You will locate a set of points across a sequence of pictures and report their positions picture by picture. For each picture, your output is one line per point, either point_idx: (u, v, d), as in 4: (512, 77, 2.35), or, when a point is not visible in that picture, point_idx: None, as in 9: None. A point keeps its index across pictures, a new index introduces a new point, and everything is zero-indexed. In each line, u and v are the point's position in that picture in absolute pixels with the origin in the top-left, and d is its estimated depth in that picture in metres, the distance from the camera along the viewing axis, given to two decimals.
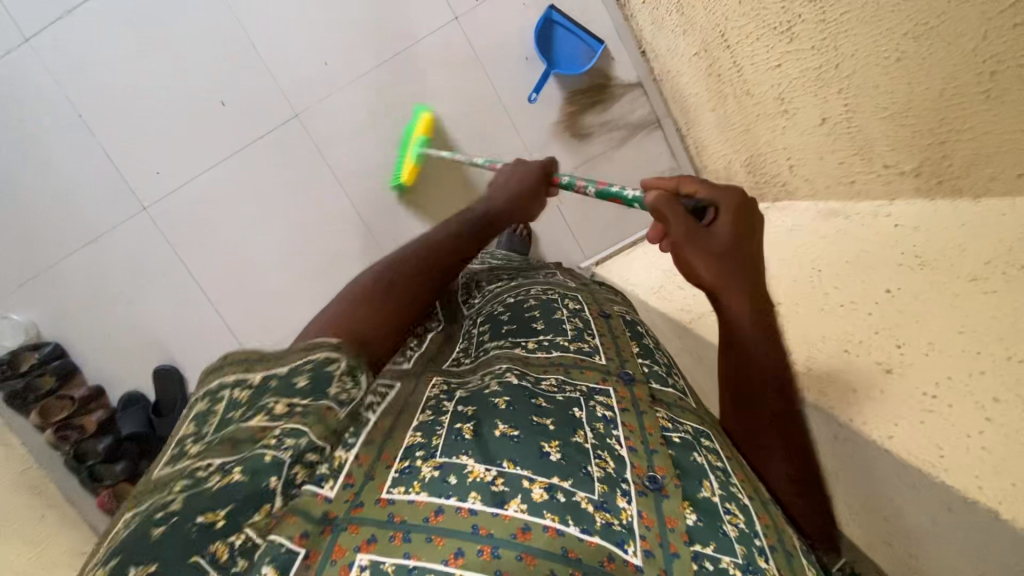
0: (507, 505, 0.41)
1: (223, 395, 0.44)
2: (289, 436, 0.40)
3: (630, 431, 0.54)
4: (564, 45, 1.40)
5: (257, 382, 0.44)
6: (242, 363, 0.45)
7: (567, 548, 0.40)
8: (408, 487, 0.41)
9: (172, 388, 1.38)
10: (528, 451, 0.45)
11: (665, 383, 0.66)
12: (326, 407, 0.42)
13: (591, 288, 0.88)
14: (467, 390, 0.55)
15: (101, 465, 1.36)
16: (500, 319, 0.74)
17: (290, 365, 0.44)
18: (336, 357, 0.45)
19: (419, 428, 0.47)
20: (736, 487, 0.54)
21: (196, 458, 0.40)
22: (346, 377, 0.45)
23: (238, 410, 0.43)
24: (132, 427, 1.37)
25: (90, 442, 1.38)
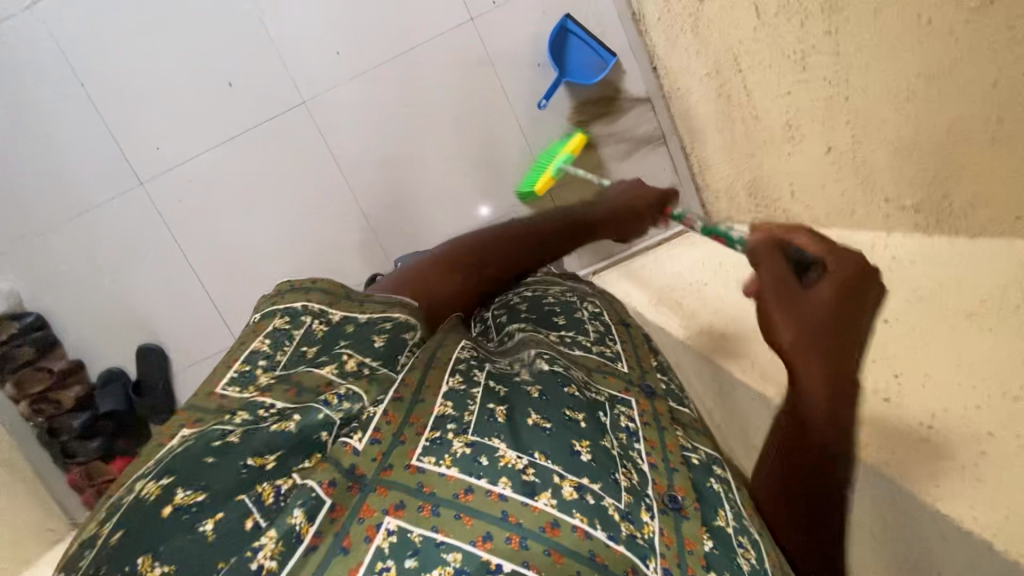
0: (537, 497, 0.40)
1: (303, 321, 0.50)
2: (347, 399, 0.42)
3: (652, 448, 0.53)
4: (577, 55, 1.34)
5: (336, 320, 0.51)
6: (326, 296, 0.52)
7: (594, 552, 0.39)
8: (438, 459, 0.41)
9: (151, 369, 1.42)
10: (561, 447, 0.44)
11: (682, 403, 0.65)
12: (389, 379, 0.47)
13: (603, 292, 0.85)
14: (496, 367, 0.55)
15: (76, 439, 1.43)
16: (519, 309, 0.72)
17: (368, 317, 0.52)
18: (413, 330, 0.53)
19: (449, 397, 0.46)
20: (747, 520, 0.53)
21: (262, 388, 0.44)
22: (414, 350, 0.52)
23: (311, 345, 0.48)
24: (109, 405, 1.41)
25: (66, 417, 1.43)
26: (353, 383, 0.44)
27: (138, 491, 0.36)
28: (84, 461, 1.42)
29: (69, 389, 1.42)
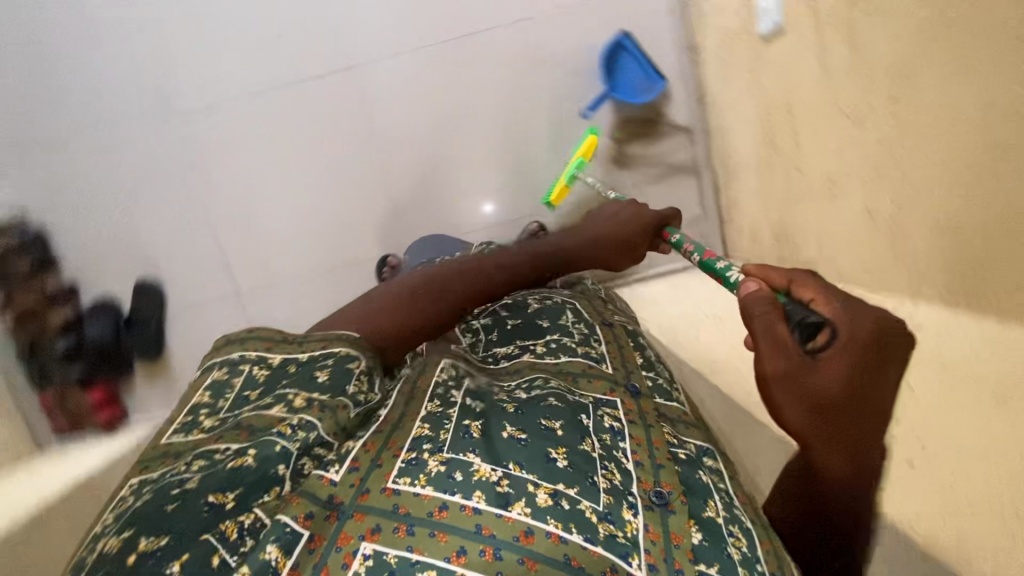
0: (511, 507, 0.41)
1: (243, 367, 0.51)
2: (302, 429, 0.43)
3: (637, 445, 0.53)
4: (626, 74, 1.16)
5: (276, 363, 0.51)
6: (265, 342, 0.53)
7: (570, 556, 0.40)
8: (414, 479, 0.41)
9: (150, 305, 1.16)
10: (535, 455, 0.45)
11: (669, 398, 0.65)
12: (341, 406, 0.46)
13: (588, 290, 0.84)
14: (475, 383, 0.56)
15: (53, 364, 1.13)
16: (505, 321, 0.72)
17: (309, 355, 0.52)
18: (356, 356, 0.52)
19: (426, 420, 0.47)
20: (739, 509, 0.53)
21: (207, 433, 0.45)
22: (363, 379, 0.51)
23: (253, 388, 0.49)
24: (97, 331, 1.14)
25: (49, 340, 1.13)
26: (301, 414, 0.45)
27: (102, 545, 0.37)
28: (54, 388, 1.11)
29: (59, 305, 1.15)
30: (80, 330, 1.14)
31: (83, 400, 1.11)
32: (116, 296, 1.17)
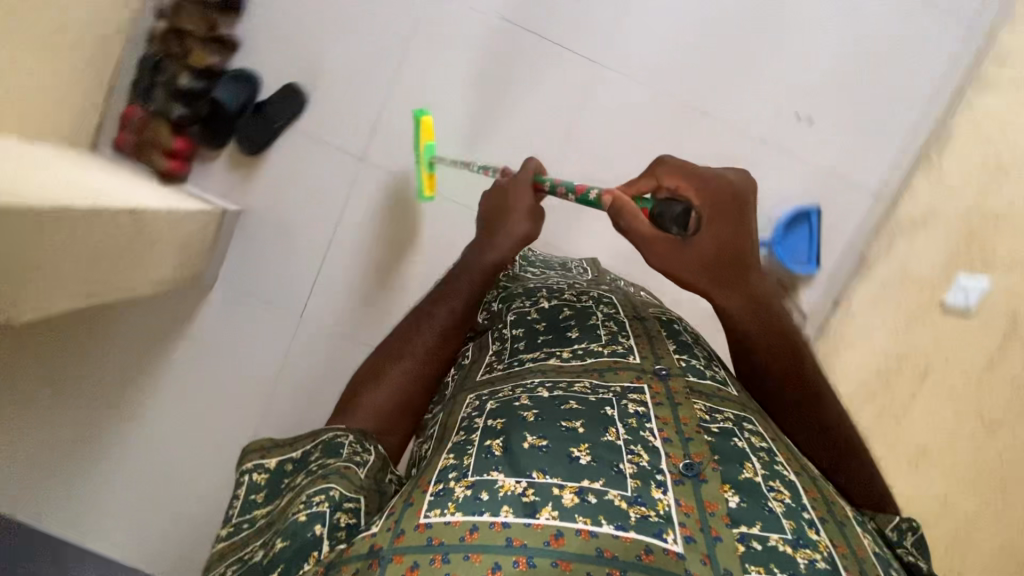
0: (539, 514, 0.42)
1: (244, 477, 0.56)
2: (320, 495, 0.48)
3: (664, 423, 0.53)
4: (799, 235, 1.21)
5: (273, 465, 0.56)
6: (257, 449, 0.57)
7: (602, 548, 0.40)
8: (443, 509, 0.43)
9: (283, 110, 1.11)
10: (559, 458, 0.46)
11: (703, 375, 0.63)
12: (345, 467, 0.52)
13: (625, 292, 0.83)
14: (498, 401, 0.58)
15: (165, 90, 1.05)
16: (533, 326, 0.71)
17: (301, 450, 0.56)
18: (343, 431, 0.57)
19: (451, 452, 0.50)
20: (781, 464, 0.53)
21: (227, 541, 0.52)
22: (357, 444, 0.56)
23: (259, 491, 0.55)
24: (226, 96, 1.07)
25: (181, 69, 1.05)
26: (311, 487, 0.49)
27: None
28: (153, 106, 1.06)
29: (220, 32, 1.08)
30: (211, 85, 1.07)
31: (164, 140, 1.07)
32: (259, 73, 1.11)
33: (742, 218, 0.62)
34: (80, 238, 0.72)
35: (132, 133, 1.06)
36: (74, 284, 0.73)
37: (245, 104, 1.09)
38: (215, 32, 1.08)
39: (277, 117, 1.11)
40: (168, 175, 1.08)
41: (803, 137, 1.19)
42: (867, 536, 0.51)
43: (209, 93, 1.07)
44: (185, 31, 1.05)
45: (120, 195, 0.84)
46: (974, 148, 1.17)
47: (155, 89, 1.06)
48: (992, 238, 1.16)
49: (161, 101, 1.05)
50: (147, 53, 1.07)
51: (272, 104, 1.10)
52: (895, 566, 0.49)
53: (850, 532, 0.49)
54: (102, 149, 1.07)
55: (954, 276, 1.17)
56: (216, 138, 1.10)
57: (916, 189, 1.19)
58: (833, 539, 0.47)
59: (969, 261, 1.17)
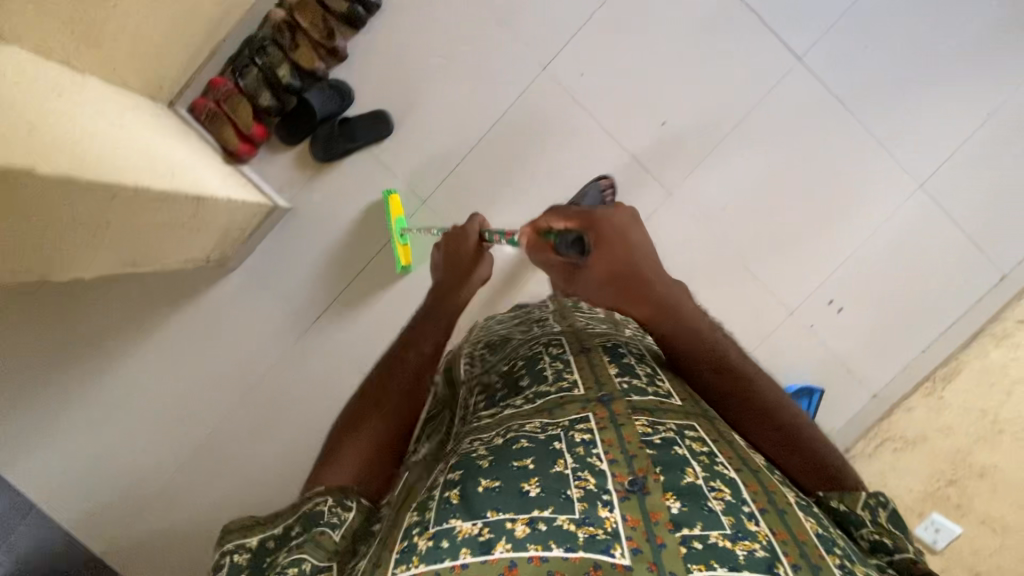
0: (494, 550, 0.45)
1: (224, 559, 0.56)
2: (294, 565, 0.50)
3: (609, 445, 0.57)
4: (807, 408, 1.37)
5: (254, 544, 0.56)
6: (241, 528, 0.58)
7: (554, 571, 0.44)
8: (408, 564, 0.46)
9: (363, 130, 1.30)
10: (510, 495, 0.50)
11: (645, 391, 0.68)
12: (321, 534, 0.53)
13: (574, 320, 0.87)
14: (458, 456, 0.61)
15: (260, 71, 1.24)
16: (494, 388, 0.76)
17: (282, 526, 0.57)
18: (322, 496, 0.58)
19: (416, 509, 0.53)
20: (722, 465, 0.58)
21: None
22: (335, 506, 0.57)
23: (240, 571, 0.54)
24: (317, 108, 1.28)
25: (281, 60, 1.24)
26: (288, 557, 0.51)
27: None
28: (243, 84, 1.25)
29: (338, 41, 1.26)
30: (304, 90, 1.28)
31: (242, 122, 1.27)
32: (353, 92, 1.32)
33: (613, 247, 0.82)
34: (149, 212, 0.91)
35: (214, 101, 1.25)
36: (127, 247, 0.91)
37: (330, 116, 1.30)
38: (331, 42, 1.25)
39: (359, 137, 1.30)
40: (234, 155, 1.30)
41: (830, 317, 1.42)
42: (811, 518, 0.55)
43: (301, 94, 1.28)
44: (301, 27, 1.24)
45: (191, 179, 1.04)
46: (983, 396, 1.39)
47: (250, 68, 1.24)
48: (972, 490, 1.36)
49: (251, 81, 1.24)
50: (260, 33, 1.25)
51: (357, 124, 1.30)
52: (839, 545, 0.53)
53: (792, 516, 0.53)
54: (178, 108, 1.27)
55: (930, 513, 1.38)
56: (291, 136, 1.31)
57: (912, 407, 1.43)
58: (773, 527, 0.51)
59: (948, 506, 1.37)
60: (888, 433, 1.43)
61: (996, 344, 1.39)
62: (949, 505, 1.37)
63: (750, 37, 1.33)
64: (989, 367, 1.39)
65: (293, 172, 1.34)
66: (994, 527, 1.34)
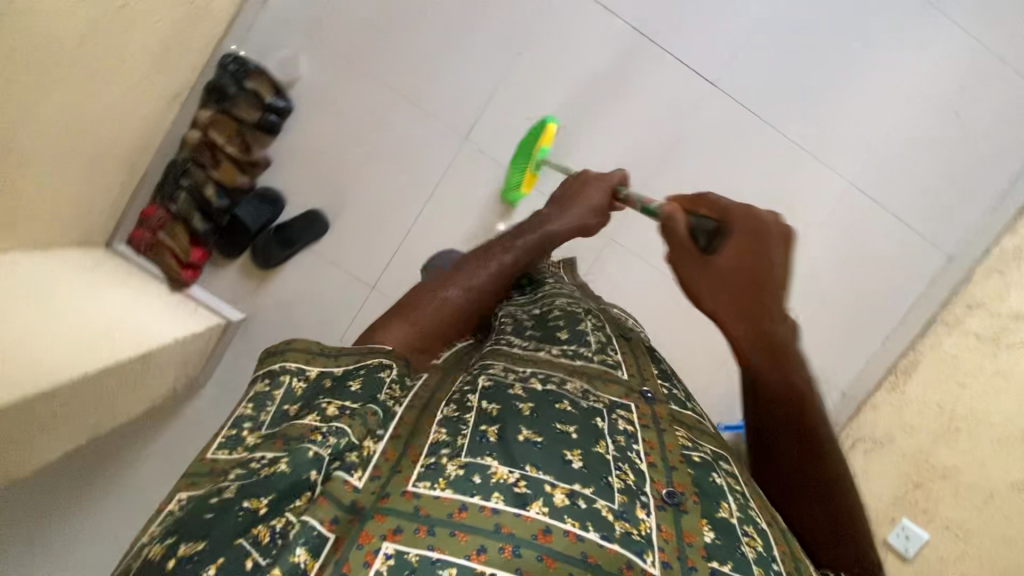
0: (529, 507, 0.42)
1: (281, 380, 0.50)
2: (333, 434, 0.43)
3: (651, 448, 0.54)
4: None
5: (313, 375, 0.50)
6: (303, 354, 0.51)
7: (587, 553, 0.41)
8: (433, 483, 0.43)
9: (304, 233, 1.22)
10: (552, 457, 0.47)
11: (684, 406, 0.65)
12: (371, 412, 0.47)
13: (603, 306, 0.86)
14: (490, 376, 0.57)
15: (188, 195, 1.15)
16: (523, 324, 0.72)
17: (343, 368, 0.50)
18: (387, 365, 0.53)
19: (443, 425, 0.49)
20: (755, 512, 0.54)
21: (247, 449, 0.45)
22: (392, 386, 0.51)
23: (293, 402, 0.48)
24: (252, 221, 1.18)
25: (210, 185, 1.15)
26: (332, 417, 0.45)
27: (146, 554, 0.39)
28: (173, 209, 1.16)
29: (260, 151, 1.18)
30: (235, 205, 1.18)
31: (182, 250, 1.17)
32: (285, 193, 1.23)
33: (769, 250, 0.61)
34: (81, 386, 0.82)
35: (149, 231, 1.16)
36: (91, 413, 0.89)
37: (267, 223, 1.21)
38: (252, 154, 1.17)
39: (299, 240, 1.22)
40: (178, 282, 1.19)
41: None
42: None
43: (233, 210, 1.18)
44: (216, 143, 1.14)
45: (137, 332, 0.99)
46: (947, 389, 1.17)
47: (178, 191, 1.15)
48: (937, 494, 1.12)
49: (182, 204, 1.15)
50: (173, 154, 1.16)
51: (294, 228, 1.21)
52: None
53: None
54: (115, 244, 1.16)
55: (899, 517, 1.15)
56: (230, 252, 1.22)
57: (877, 407, 1.26)
58: None
59: (915, 512, 1.13)
60: (857, 434, 1.25)
61: (947, 333, 1.22)
62: (915, 509, 1.14)
63: (663, 70, 1.23)
64: (943, 359, 1.20)
65: (241, 286, 1.25)
66: (960, 535, 1.08)
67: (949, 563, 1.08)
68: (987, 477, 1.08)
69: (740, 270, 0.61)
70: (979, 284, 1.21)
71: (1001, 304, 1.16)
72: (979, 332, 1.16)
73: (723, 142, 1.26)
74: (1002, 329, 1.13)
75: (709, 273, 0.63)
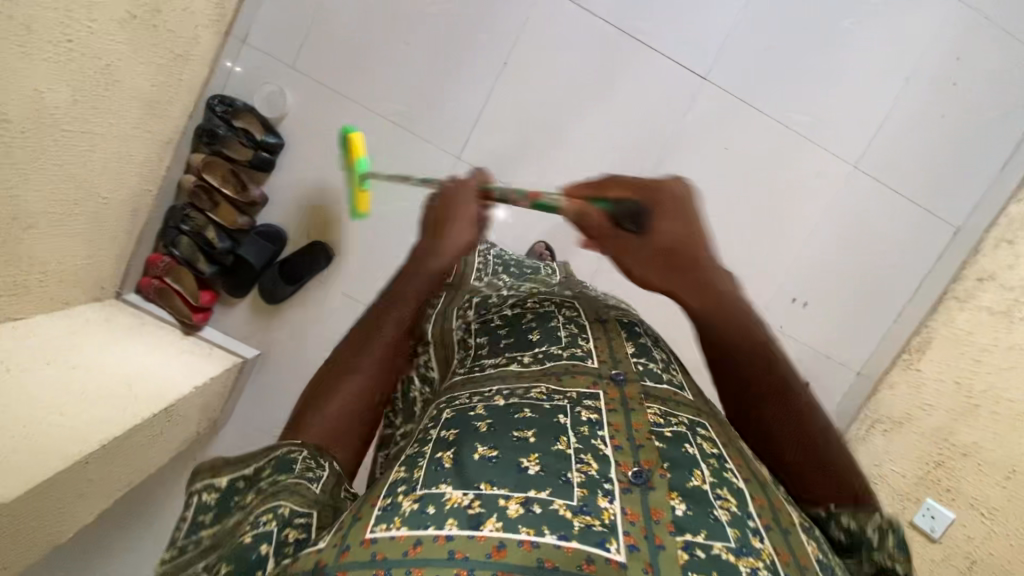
0: (483, 526, 0.42)
1: (192, 499, 0.49)
2: (268, 514, 0.44)
3: (616, 431, 0.54)
4: None
5: (223, 485, 0.49)
6: (207, 467, 0.49)
7: (543, 558, 0.41)
8: (389, 523, 0.42)
9: (301, 266, 1.44)
10: (507, 468, 0.47)
11: (660, 381, 0.64)
12: (295, 483, 0.47)
13: (586, 292, 0.83)
14: (453, 410, 0.57)
15: (193, 239, 1.40)
16: (498, 332, 0.72)
17: (254, 467, 0.50)
18: (298, 447, 0.51)
19: (403, 464, 0.50)
20: (731, 472, 0.54)
21: (173, 565, 0.46)
22: (310, 459, 0.51)
23: (208, 513, 0.48)
24: (255, 257, 1.41)
25: (212, 228, 1.40)
26: (256, 507, 0.45)
27: None
28: (178, 254, 1.40)
29: (250, 192, 1.40)
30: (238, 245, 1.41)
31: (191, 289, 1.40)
32: (284, 228, 1.46)
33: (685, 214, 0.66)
34: (119, 447, 1.04)
35: (157, 278, 1.40)
36: (116, 475, 1.05)
37: (268, 261, 1.43)
38: (245, 193, 1.40)
39: (299, 274, 1.44)
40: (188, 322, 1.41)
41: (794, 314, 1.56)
42: (815, 545, 0.51)
43: (235, 250, 1.41)
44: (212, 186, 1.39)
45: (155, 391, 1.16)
46: (953, 365, 1.36)
47: (182, 238, 1.40)
48: (959, 472, 1.23)
49: (186, 249, 1.40)
50: (179, 203, 1.42)
51: (293, 262, 1.44)
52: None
53: (796, 540, 0.50)
54: (126, 294, 1.40)
55: (925, 498, 1.28)
56: (236, 288, 1.44)
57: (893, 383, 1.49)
58: (776, 547, 0.48)
59: (939, 490, 1.25)
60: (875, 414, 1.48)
61: (960, 308, 1.42)
62: (939, 489, 1.26)
63: (654, 75, 1.47)
64: (955, 334, 1.41)
65: (254, 320, 1.48)
66: (984, 513, 1.16)
67: (977, 542, 1.16)
68: (1008, 453, 1.15)
69: (670, 239, 0.65)
70: (987, 261, 1.42)
71: (1006, 276, 1.34)
72: (992, 306, 1.34)
73: (720, 130, 1.50)
74: (1012, 304, 1.28)
75: (651, 250, 0.65)
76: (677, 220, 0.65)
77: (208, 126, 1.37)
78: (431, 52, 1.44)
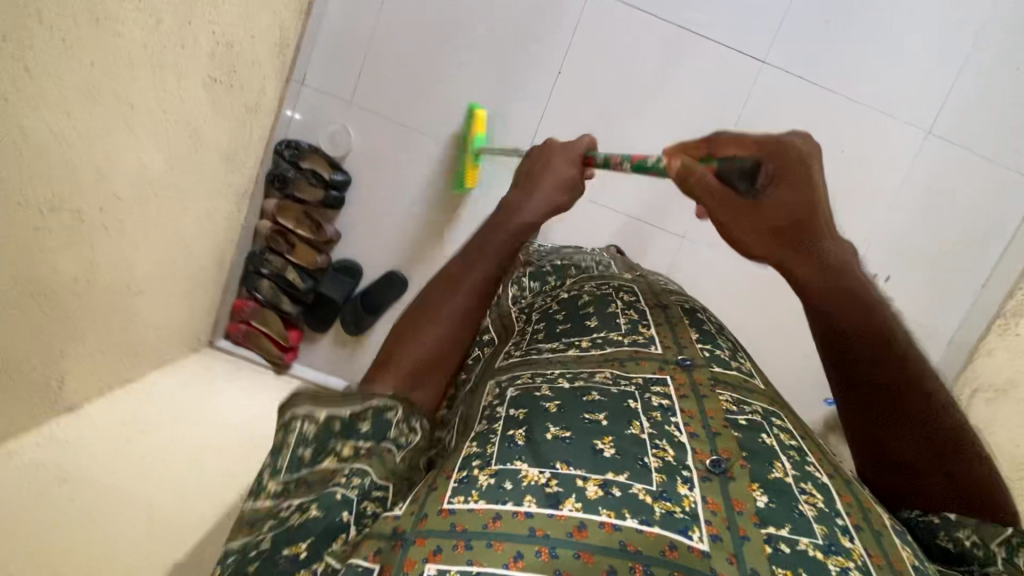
0: (562, 505, 0.42)
1: (293, 429, 0.48)
2: (355, 476, 0.45)
3: (690, 417, 0.52)
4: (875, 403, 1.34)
5: (323, 420, 0.48)
6: (309, 400, 0.50)
7: (625, 542, 0.40)
8: (467, 496, 0.43)
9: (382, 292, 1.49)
10: (582, 450, 0.46)
11: (728, 366, 0.62)
12: (385, 450, 0.48)
13: (647, 279, 0.85)
14: (518, 390, 0.57)
15: (274, 280, 1.43)
16: (555, 318, 0.71)
17: (352, 410, 0.49)
18: (393, 403, 0.51)
19: (474, 440, 0.50)
20: (812, 465, 0.52)
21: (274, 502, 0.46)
22: (402, 422, 0.51)
23: (309, 449, 0.48)
24: (338, 293, 1.47)
25: (294, 271, 1.44)
26: (349, 463, 0.47)
27: None
28: (262, 298, 1.44)
29: (326, 230, 1.43)
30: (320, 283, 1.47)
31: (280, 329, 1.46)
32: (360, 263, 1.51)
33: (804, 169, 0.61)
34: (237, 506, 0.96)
35: (244, 323, 1.45)
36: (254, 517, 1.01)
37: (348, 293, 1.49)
38: (321, 233, 1.43)
39: (377, 303, 1.49)
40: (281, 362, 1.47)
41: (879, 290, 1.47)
42: (908, 548, 0.48)
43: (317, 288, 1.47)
44: (289, 229, 1.41)
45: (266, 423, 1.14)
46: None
47: (262, 281, 1.44)
48: None
49: (268, 293, 1.44)
50: (255, 247, 1.44)
51: (372, 292, 1.49)
52: None
53: (888, 542, 0.47)
54: (217, 342, 1.43)
55: None
56: (319, 324, 1.51)
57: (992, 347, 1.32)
58: (868, 548, 0.45)
59: None
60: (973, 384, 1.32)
61: None
62: None
63: (711, 27, 1.36)
64: None
65: (337, 352, 1.55)
66: None
67: None
68: None
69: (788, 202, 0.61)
70: None
71: None
72: None
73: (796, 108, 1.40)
74: None
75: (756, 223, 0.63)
76: (796, 188, 0.60)
77: (278, 172, 1.38)
78: (486, 70, 1.38)
